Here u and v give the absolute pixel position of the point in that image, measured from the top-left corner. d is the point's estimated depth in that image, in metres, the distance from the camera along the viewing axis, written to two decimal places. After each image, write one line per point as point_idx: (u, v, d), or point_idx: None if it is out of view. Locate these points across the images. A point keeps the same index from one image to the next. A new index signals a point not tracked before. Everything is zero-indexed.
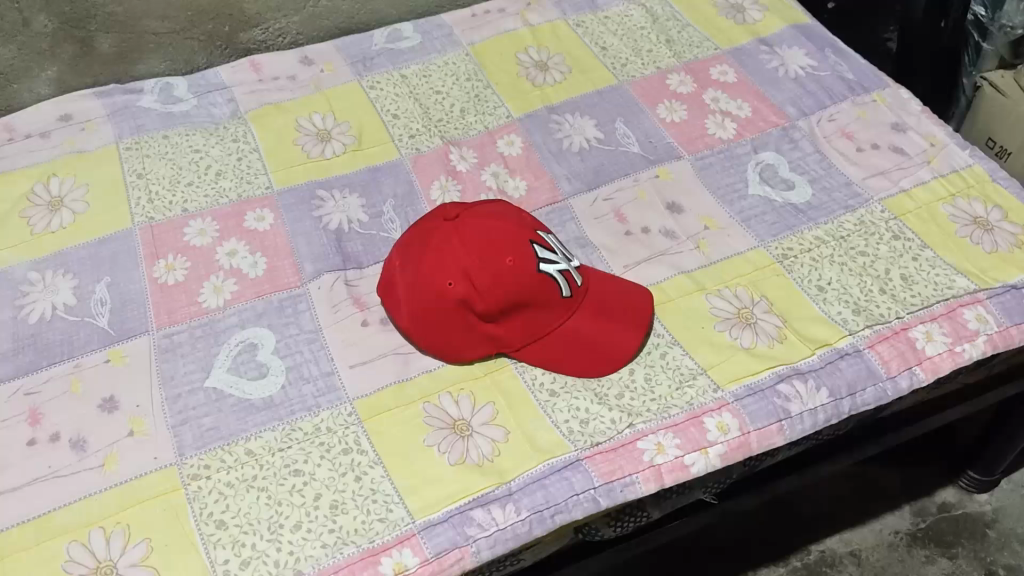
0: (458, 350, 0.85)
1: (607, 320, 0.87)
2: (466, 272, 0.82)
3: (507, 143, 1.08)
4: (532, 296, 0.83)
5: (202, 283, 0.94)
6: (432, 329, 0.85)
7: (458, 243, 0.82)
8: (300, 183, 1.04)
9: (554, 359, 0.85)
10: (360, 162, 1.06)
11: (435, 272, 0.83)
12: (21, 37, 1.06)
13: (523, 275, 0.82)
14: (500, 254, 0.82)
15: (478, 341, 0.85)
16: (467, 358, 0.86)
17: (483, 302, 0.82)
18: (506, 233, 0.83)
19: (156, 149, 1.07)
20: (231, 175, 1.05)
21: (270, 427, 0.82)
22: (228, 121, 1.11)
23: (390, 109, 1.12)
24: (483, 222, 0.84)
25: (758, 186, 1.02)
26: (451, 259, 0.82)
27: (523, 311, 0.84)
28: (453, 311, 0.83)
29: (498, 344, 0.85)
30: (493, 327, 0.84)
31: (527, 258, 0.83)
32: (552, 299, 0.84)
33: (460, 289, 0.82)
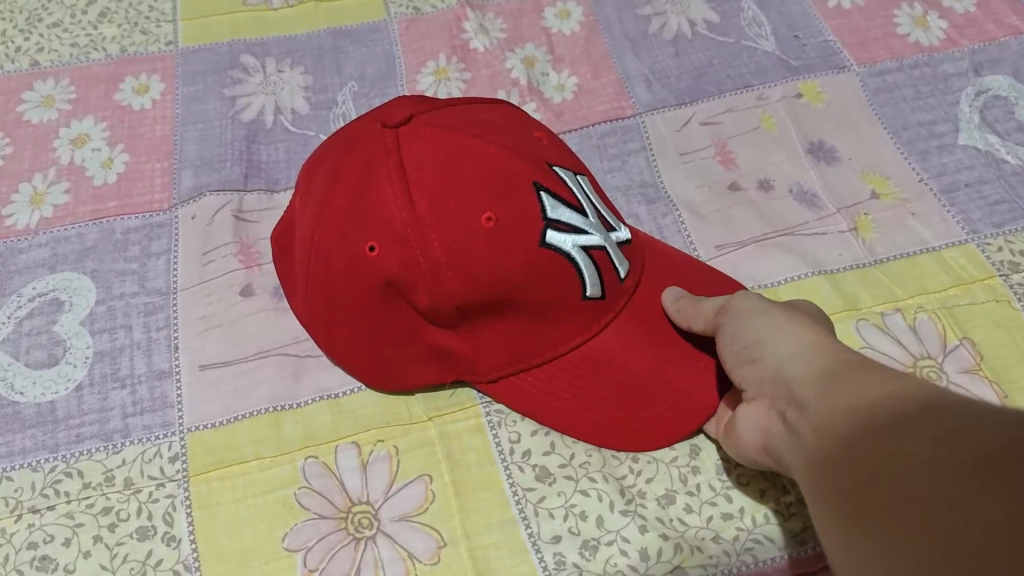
0: (377, 369, 0.46)
1: (672, 348, 0.46)
2: (402, 230, 0.41)
3: (559, 14, 0.67)
4: (524, 293, 0.43)
5: (17, 185, 0.58)
6: (334, 324, 0.45)
7: (395, 169, 0.42)
8: (220, 43, 0.65)
9: (555, 408, 0.46)
10: (320, 20, 0.67)
11: (345, 224, 0.42)
12: None
13: (509, 252, 0.42)
14: (471, 206, 0.41)
15: (420, 358, 0.46)
16: (399, 381, 0.47)
17: (427, 293, 0.42)
18: (490, 164, 0.42)
19: None
20: (120, 19, 0.67)
21: (31, 461, 0.46)
22: None
23: None
24: (449, 137, 0.43)
25: (975, 132, 0.58)
26: (377, 201, 0.42)
27: (505, 315, 0.44)
28: (374, 300, 0.43)
29: (457, 366, 0.46)
30: (449, 337, 0.45)
31: (525, 217, 0.42)
32: (563, 300, 0.44)
33: (386, 263, 0.42)
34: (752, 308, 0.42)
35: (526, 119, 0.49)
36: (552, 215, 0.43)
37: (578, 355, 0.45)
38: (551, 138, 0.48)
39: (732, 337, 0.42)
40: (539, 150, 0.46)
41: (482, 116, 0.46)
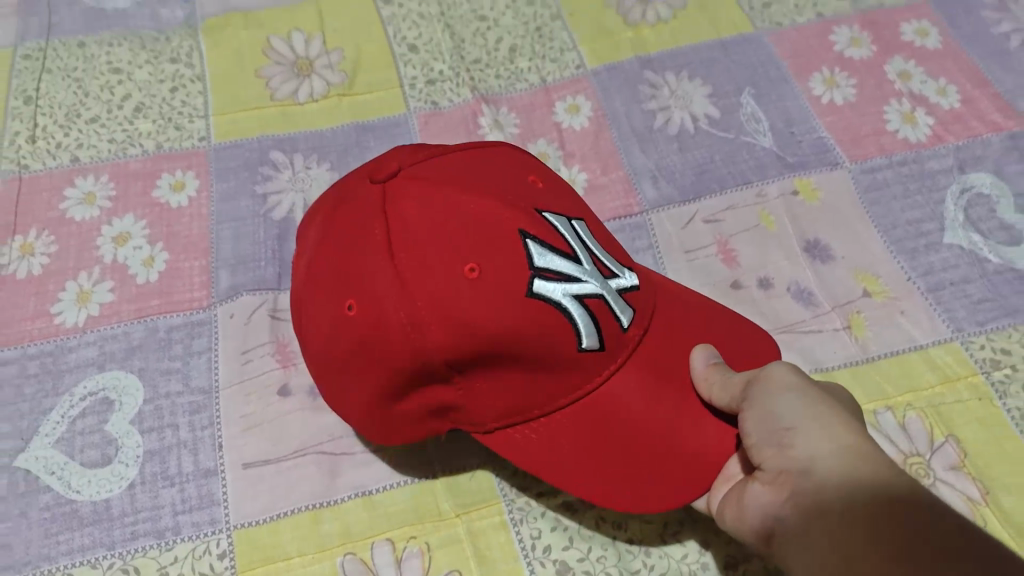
0: (381, 426, 0.46)
1: (672, 401, 0.45)
2: (377, 286, 0.41)
3: (569, 109, 0.71)
4: (506, 346, 0.42)
5: (63, 283, 0.61)
6: (334, 384, 0.46)
7: (376, 228, 0.42)
8: (250, 138, 0.69)
9: (560, 462, 0.45)
10: (343, 114, 0.71)
11: (329, 286, 0.43)
12: None
13: (484, 302, 0.41)
14: (450, 261, 0.41)
15: (415, 415, 0.45)
16: (401, 438, 0.47)
17: (403, 351, 0.42)
18: (472, 216, 0.42)
19: (63, 62, 0.73)
20: (155, 114, 0.70)
21: (90, 559, 0.50)
22: (173, 28, 0.76)
23: (407, 37, 0.75)
24: (433, 194, 0.43)
25: (959, 231, 0.62)
26: (359, 263, 0.42)
27: (492, 369, 0.43)
28: (354, 359, 0.43)
29: (453, 417, 0.46)
30: (440, 393, 0.44)
31: (512, 270, 0.42)
32: (554, 356, 0.43)
33: (361, 321, 0.42)
34: (783, 386, 0.43)
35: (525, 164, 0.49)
36: (539, 262, 0.42)
37: (577, 410, 0.45)
38: (551, 185, 0.48)
39: (764, 414, 0.43)
40: (531, 200, 0.45)
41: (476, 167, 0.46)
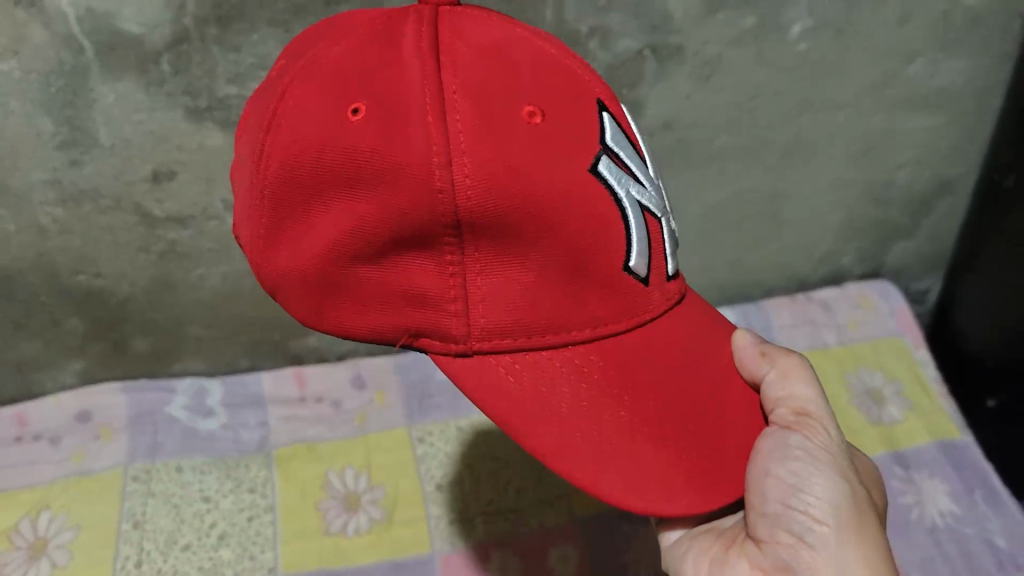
0: (339, 288, 0.45)
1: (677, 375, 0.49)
2: (403, 115, 0.42)
3: (559, 558, 0.88)
4: (537, 224, 0.43)
5: None
6: (299, 205, 0.45)
7: (417, 53, 0.43)
8: (308, 570, 0.86)
9: (535, 393, 0.47)
10: (383, 552, 0.88)
11: (349, 84, 0.43)
12: (48, 334, 0.96)
13: (523, 181, 0.42)
14: (509, 107, 0.43)
15: (384, 292, 0.45)
16: (351, 318, 0.46)
17: (414, 197, 0.42)
18: (537, 74, 0.45)
19: (164, 487, 0.93)
20: (234, 542, 0.89)
21: None
22: (251, 456, 0.96)
23: (436, 477, 0.95)
24: (492, 46, 0.45)
25: None
26: (394, 70, 0.43)
27: (505, 256, 0.44)
28: (345, 185, 0.43)
29: (424, 317, 0.46)
30: (422, 272, 0.45)
31: (577, 136, 0.44)
32: (607, 264, 0.46)
33: (375, 131, 0.42)
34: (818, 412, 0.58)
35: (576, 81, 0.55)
36: (610, 143, 0.46)
37: (585, 344, 0.47)
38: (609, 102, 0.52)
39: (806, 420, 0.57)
40: (597, 92, 0.48)
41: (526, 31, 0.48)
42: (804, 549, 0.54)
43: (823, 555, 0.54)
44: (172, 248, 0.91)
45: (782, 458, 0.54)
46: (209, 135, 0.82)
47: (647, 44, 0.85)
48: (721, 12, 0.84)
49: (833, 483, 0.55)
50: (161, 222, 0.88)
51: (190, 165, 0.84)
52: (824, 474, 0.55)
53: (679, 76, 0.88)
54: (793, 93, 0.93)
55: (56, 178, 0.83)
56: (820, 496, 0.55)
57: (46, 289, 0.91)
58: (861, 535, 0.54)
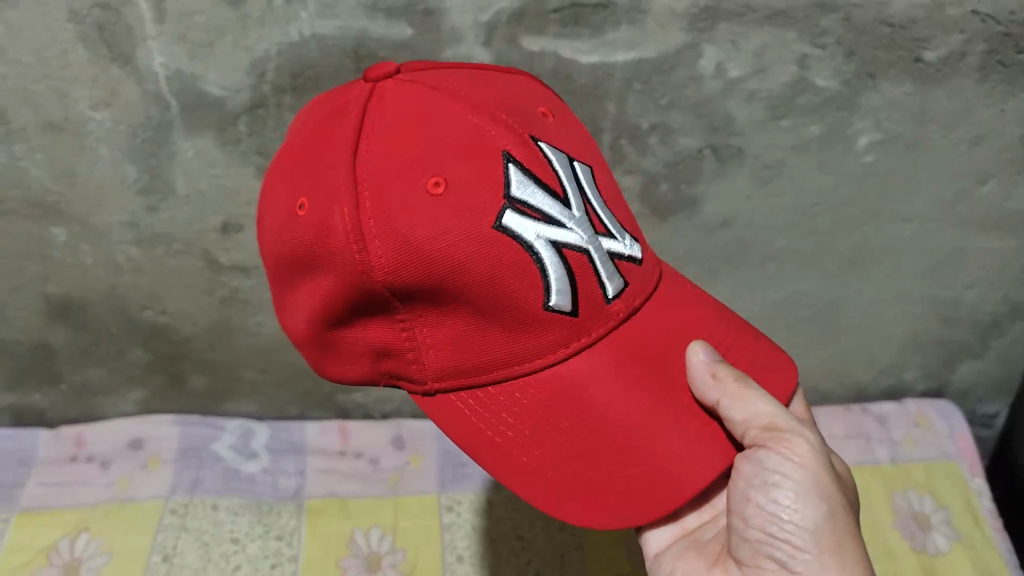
0: (330, 344, 0.54)
1: (608, 405, 0.51)
2: (326, 204, 0.47)
3: None
4: (450, 285, 0.48)
5: None
6: (287, 280, 0.53)
7: (341, 142, 0.48)
8: None
9: (483, 434, 0.53)
10: None
11: (298, 181, 0.50)
12: (113, 363, 1.01)
13: (434, 244, 0.46)
14: (414, 181, 0.46)
15: (360, 345, 0.53)
16: (346, 365, 0.55)
17: (349, 274, 0.48)
18: (443, 137, 0.48)
19: (197, 524, 0.96)
20: None
21: None
22: (284, 503, 0.99)
23: (458, 547, 0.95)
24: (408, 117, 0.49)
25: None
26: (321, 164, 0.49)
27: (437, 310, 0.50)
28: (304, 266, 0.50)
29: (393, 363, 0.53)
30: (382, 327, 0.52)
31: (483, 192, 0.47)
32: (521, 313, 0.49)
33: (308, 223, 0.48)
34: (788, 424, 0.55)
35: (548, 99, 0.56)
36: (517, 194, 0.48)
37: (515, 387, 0.52)
38: (540, 128, 0.52)
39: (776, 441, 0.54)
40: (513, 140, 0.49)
41: (450, 89, 0.51)
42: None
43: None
44: (234, 294, 0.95)
45: (764, 489, 0.55)
46: None
47: (707, 143, 0.85)
48: (786, 119, 0.84)
49: (814, 505, 0.55)
50: (226, 269, 0.93)
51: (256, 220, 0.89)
52: (806, 499, 0.55)
53: (738, 177, 0.88)
54: (858, 203, 0.91)
55: (135, 220, 0.88)
56: (802, 522, 0.55)
57: (116, 321, 0.97)
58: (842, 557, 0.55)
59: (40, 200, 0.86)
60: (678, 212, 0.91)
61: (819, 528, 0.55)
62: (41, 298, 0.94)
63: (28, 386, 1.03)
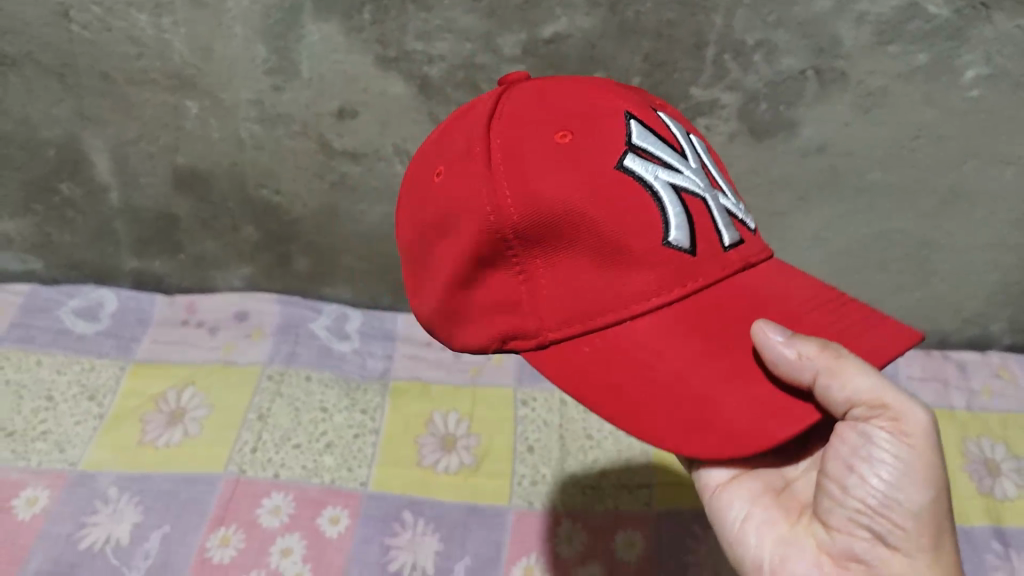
0: (453, 314, 0.53)
1: (715, 346, 0.49)
2: (461, 169, 0.50)
3: (626, 542, 0.90)
4: (572, 223, 0.48)
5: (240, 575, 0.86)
6: (422, 256, 0.54)
7: (476, 116, 0.53)
8: (394, 493, 0.94)
9: (597, 379, 0.49)
10: (464, 493, 0.94)
11: (436, 155, 0.54)
12: (228, 237, 1.09)
13: (557, 182, 0.47)
14: (541, 134, 0.49)
15: (481, 305, 0.52)
16: (471, 336, 0.53)
17: (473, 226, 0.49)
18: (573, 107, 0.51)
19: (291, 391, 1.04)
20: (338, 453, 0.98)
21: None
22: (371, 382, 1.06)
23: (529, 439, 1.00)
24: (539, 97, 0.52)
25: None
26: (458, 139, 0.52)
27: (554, 251, 0.49)
28: (437, 227, 0.52)
29: (510, 319, 0.51)
30: (501, 278, 0.50)
31: (606, 143, 0.49)
32: (637, 245, 0.48)
33: (444, 184, 0.51)
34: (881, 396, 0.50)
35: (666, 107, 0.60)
36: (637, 142, 0.50)
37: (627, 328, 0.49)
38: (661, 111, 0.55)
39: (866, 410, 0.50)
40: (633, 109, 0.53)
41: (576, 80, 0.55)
42: (867, 554, 0.52)
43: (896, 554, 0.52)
44: (343, 180, 1.01)
45: (865, 459, 0.51)
46: (392, 84, 0.91)
47: (812, 64, 0.86)
48: (895, 45, 0.84)
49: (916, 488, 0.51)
50: (338, 154, 0.99)
51: (370, 108, 0.94)
52: (909, 482, 0.51)
53: (840, 102, 0.89)
54: (959, 140, 0.91)
55: (260, 98, 0.94)
56: (900, 504, 0.51)
57: (234, 197, 1.04)
58: (932, 550, 0.51)
59: (178, 73, 0.92)
60: (775, 133, 0.92)
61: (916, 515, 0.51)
62: (170, 168, 1.02)
63: (150, 253, 1.12)
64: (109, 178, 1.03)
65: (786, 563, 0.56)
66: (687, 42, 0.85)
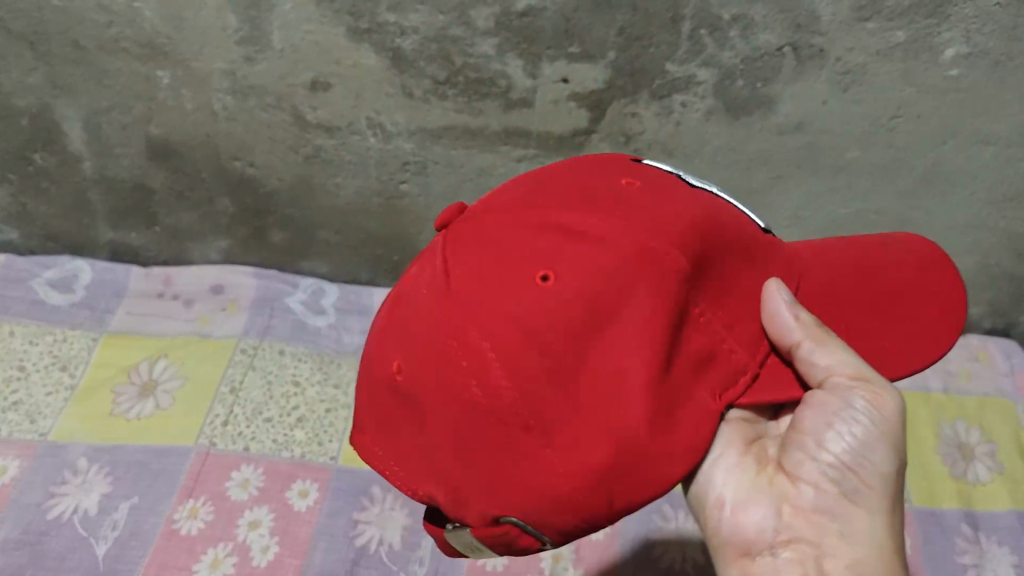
0: (672, 411, 0.43)
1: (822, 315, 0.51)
2: (582, 258, 0.43)
3: None
4: (719, 241, 0.47)
5: (207, 547, 0.86)
6: (576, 390, 0.43)
7: (529, 209, 0.47)
8: (364, 469, 0.94)
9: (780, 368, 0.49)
10: None
11: (514, 260, 0.45)
12: (203, 210, 1.08)
13: (683, 206, 0.47)
14: (612, 186, 0.48)
15: (687, 376, 0.44)
16: (697, 429, 0.43)
17: (663, 280, 0.43)
18: (590, 171, 0.51)
19: (264, 364, 1.04)
20: (310, 427, 0.98)
21: None
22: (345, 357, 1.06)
23: None
24: (546, 185, 0.49)
25: None
26: (534, 240, 0.45)
27: (711, 278, 0.46)
28: (598, 318, 0.42)
29: (716, 373, 0.45)
30: (696, 334, 0.45)
31: (660, 179, 0.50)
32: (755, 244, 0.50)
33: (577, 276, 0.43)
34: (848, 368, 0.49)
35: None
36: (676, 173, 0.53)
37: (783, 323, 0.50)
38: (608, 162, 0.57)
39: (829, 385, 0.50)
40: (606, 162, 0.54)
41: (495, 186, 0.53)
42: (830, 508, 0.51)
43: (859, 510, 0.51)
44: (317, 153, 1.00)
45: (845, 418, 0.51)
46: (364, 56, 0.90)
47: (789, 41, 0.84)
48: (873, 21, 0.82)
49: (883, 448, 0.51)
50: (312, 127, 0.98)
51: (344, 80, 0.93)
52: (879, 445, 0.51)
53: (818, 80, 0.87)
54: (938, 118, 0.90)
55: (233, 69, 0.93)
56: (871, 459, 0.51)
57: (209, 168, 1.03)
58: (885, 512, 0.51)
59: (150, 42, 0.91)
60: (752, 110, 0.91)
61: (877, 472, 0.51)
62: (144, 138, 1.01)
63: (126, 225, 1.11)
64: (83, 148, 1.02)
65: (746, 507, 0.53)
66: (662, 16, 0.83)
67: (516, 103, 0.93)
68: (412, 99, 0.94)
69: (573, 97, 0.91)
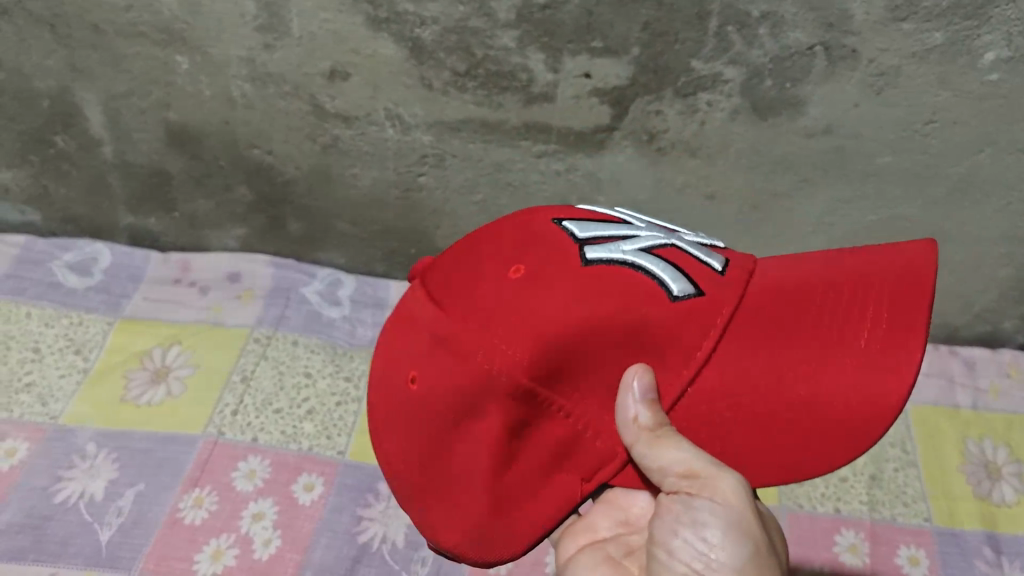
0: (513, 499, 0.48)
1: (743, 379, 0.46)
2: (436, 370, 0.48)
3: None
4: (573, 345, 0.45)
5: (209, 538, 0.86)
6: (438, 469, 0.49)
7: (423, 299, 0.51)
8: (371, 464, 0.93)
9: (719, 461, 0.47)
10: None
11: (400, 358, 0.51)
12: (220, 197, 1.08)
13: (534, 303, 0.46)
14: (493, 281, 0.48)
15: (536, 469, 0.47)
16: (546, 509, 0.48)
17: (495, 402, 0.46)
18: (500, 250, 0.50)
19: (276, 355, 1.03)
20: (319, 420, 0.97)
21: None
22: (358, 350, 1.05)
23: None
24: (458, 265, 0.52)
25: None
26: (413, 344, 0.50)
27: (570, 380, 0.46)
28: (447, 421, 0.48)
29: (577, 463, 0.48)
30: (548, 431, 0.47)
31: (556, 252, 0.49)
32: (644, 323, 0.46)
33: (428, 385, 0.48)
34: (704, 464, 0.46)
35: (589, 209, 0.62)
36: (586, 239, 0.50)
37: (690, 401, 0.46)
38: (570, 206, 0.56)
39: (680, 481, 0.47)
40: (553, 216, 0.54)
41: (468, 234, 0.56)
42: None
43: None
44: (334, 143, 0.99)
45: (688, 524, 0.49)
46: (383, 45, 0.88)
47: (820, 40, 0.81)
48: (908, 22, 0.79)
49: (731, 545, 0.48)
50: (329, 117, 0.96)
51: (361, 70, 0.91)
52: (727, 539, 0.48)
53: (849, 81, 0.84)
54: (975, 125, 0.86)
55: (251, 56, 0.91)
56: (723, 561, 0.48)
57: (226, 156, 1.03)
58: None
59: (168, 28, 0.90)
60: (780, 111, 0.88)
61: (734, 575, 0.48)
62: (161, 124, 1.00)
63: (144, 210, 1.11)
64: (102, 132, 1.02)
65: None
66: (688, 12, 0.80)
67: (536, 98, 0.91)
68: (431, 91, 0.92)
69: (595, 92, 0.89)
